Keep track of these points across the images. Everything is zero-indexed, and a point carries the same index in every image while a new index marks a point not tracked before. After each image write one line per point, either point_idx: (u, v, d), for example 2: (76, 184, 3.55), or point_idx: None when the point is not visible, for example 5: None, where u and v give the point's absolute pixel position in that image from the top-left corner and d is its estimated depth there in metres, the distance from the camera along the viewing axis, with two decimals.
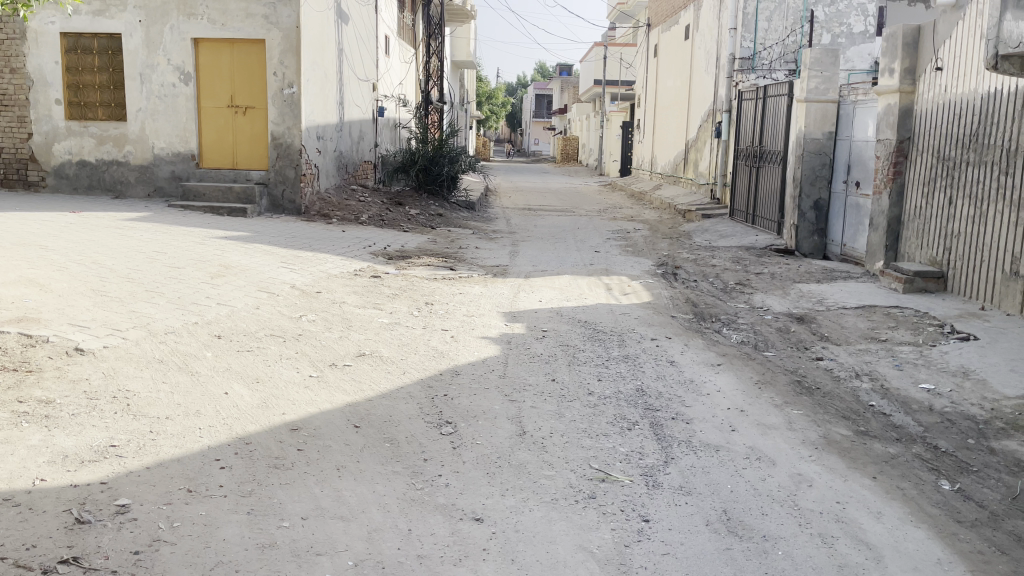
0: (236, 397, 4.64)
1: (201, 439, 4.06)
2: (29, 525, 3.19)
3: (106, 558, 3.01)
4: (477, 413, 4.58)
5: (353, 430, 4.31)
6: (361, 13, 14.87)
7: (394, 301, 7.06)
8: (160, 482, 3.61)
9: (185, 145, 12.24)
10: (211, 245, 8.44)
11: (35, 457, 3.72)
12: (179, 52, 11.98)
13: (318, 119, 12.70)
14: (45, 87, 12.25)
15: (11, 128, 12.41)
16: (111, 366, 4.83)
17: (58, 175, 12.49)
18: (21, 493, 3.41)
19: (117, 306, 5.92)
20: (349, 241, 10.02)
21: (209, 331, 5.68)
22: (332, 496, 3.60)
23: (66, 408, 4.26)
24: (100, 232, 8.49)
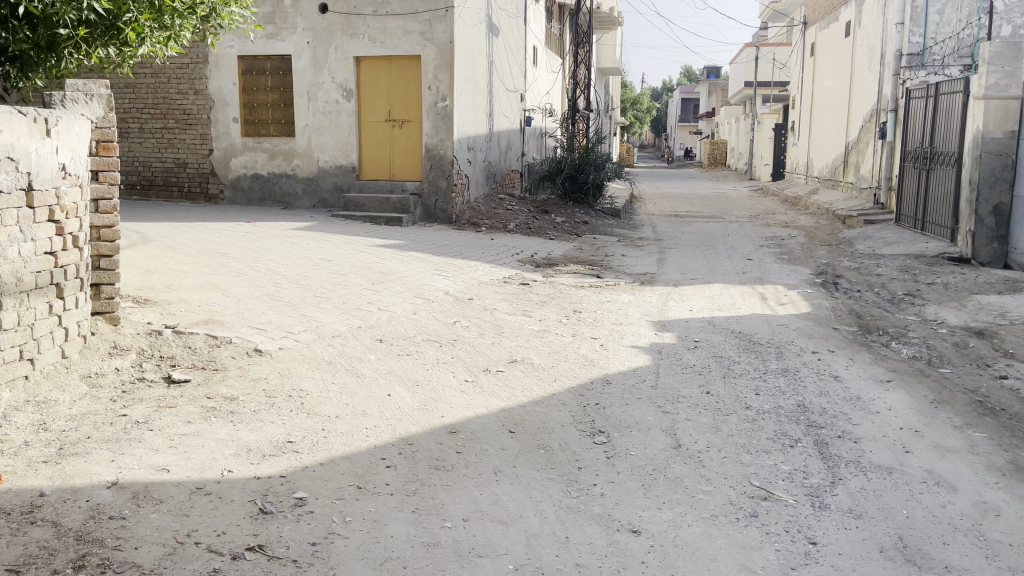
0: (398, 399, 4.85)
1: (368, 438, 4.28)
2: (219, 513, 3.47)
3: (287, 548, 3.23)
4: (630, 423, 4.56)
5: (508, 435, 4.40)
6: (511, 25, 15.20)
7: (543, 309, 7.14)
8: (333, 477, 3.83)
9: (347, 158, 12.94)
10: (371, 253, 8.87)
11: (223, 450, 4.05)
12: (343, 70, 12.70)
13: (469, 130, 13.08)
14: (223, 107, 13.27)
15: (195, 145, 13.51)
16: (285, 367, 5.17)
17: (234, 188, 13.53)
18: (212, 482, 3.72)
19: (289, 310, 6.35)
20: (497, 249, 10.23)
21: (371, 335, 5.98)
22: (490, 500, 3.68)
23: (248, 405, 4.60)
24: (272, 240, 9.15)
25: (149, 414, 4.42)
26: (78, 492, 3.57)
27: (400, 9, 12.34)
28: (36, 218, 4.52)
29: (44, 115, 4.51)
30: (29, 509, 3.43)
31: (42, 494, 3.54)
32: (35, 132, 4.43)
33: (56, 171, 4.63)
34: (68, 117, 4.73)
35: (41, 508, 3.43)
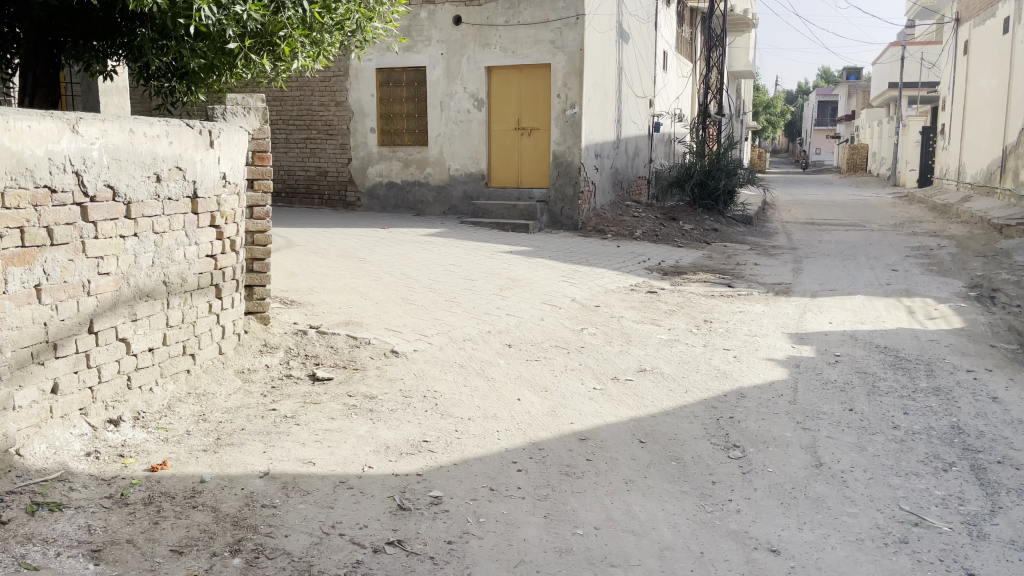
0: (528, 404, 4.90)
1: (499, 441, 4.35)
2: (361, 507, 3.63)
3: (425, 544, 3.33)
4: (767, 439, 4.41)
5: (638, 445, 4.36)
6: (641, 31, 15.09)
7: (673, 318, 7.03)
8: (466, 478, 3.92)
9: (476, 166, 13.22)
10: (499, 259, 9.01)
11: (364, 446, 4.22)
12: (475, 80, 13.00)
13: (597, 137, 13.09)
14: (362, 117, 13.86)
15: (335, 154, 14.18)
16: (419, 369, 5.34)
17: (370, 196, 14.10)
18: (353, 477, 3.89)
19: (422, 313, 6.55)
20: (624, 256, 10.15)
21: (501, 340, 6.07)
22: (622, 509, 3.66)
23: (386, 404, 4.79)
24: (406, 246, 9.47)
25: (296, 410, 4.68)
26: (233, 480, 3.82)
27: (531, 19, 12.51)
28: (199, 223, 4.88)
29: (209, 127, 4.87)
30: (190, 493, 3.70)
31: (202, 480, 3.81)
32: (200, 143, 4.80)
33: (218, 180, 4.99)
34: (229, 129, 5.08)
35: (202, 494, 3.70)
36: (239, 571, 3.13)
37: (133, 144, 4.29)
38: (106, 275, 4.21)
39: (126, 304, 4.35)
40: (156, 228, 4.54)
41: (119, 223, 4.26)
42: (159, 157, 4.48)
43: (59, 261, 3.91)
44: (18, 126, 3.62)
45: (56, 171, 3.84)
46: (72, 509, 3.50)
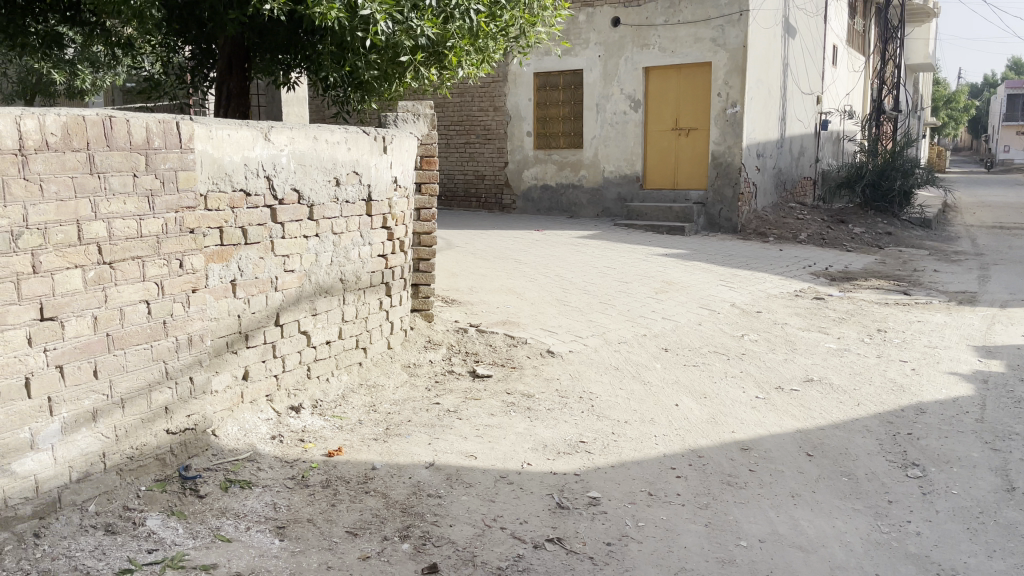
0: (686, 410, 4.81)
1: (657, 446, 4.30)
2: (521, 503, 3.70)
3: (584, 544, 3.35)
4: (950, 458, 4.10)
5: (805, 458, 4.17)
6: (809, 25, 14.41)
7: (841, 326, 6.67)
8: (625, 481, 3.91)
9: (632, 168, 13.12)
10: (655, 262, 8.90)
11: (522, 443, 4.31)
12: (632, 81, 12.91)
13: (759, 136, 12.63)
14: (519, 122, 14.12)
15: (493, 158, 14.54)
16: (576, 369, 5.38)
17: (525, 198, 14.36)
18: (513, 473, 3.98)
19: (577, 314, 6.59)
20: (787, 260, 9.73)
21: (657, 344, 6.00)
22: (788, 523, 3.52)
23: (544, 403, 4.86)
24: (561, 248, 9.55)
25: (457, 404, 4.84)
26: (401, 469, 4.01)
27: (691, 17, 12.26)
28: (373, 224, 5.16)
29: (383, 133, 5.13)
30: (363, 479, 3.92)
31: (373, 467, 4.03)
32: (374, 149, 5.07)
33: (389, 183, 5.26)
34: (401, 135, 5.33)
35: (373, 480, 3.91)
36: (408, 555, 3.28)
37: (316, 151, 4.60)
38: (291, 272, 4.55)
39: (307, 300, 4.68)
40: (335, 229, 4.84)
41: (303, 224, 4.58)
42: (338, 162, 4.78)
43: (251, 259, 4.27)
44: (219, 135, 3.98)
45: (251, 176, 4.19)
46: (260, 487, 3.81)
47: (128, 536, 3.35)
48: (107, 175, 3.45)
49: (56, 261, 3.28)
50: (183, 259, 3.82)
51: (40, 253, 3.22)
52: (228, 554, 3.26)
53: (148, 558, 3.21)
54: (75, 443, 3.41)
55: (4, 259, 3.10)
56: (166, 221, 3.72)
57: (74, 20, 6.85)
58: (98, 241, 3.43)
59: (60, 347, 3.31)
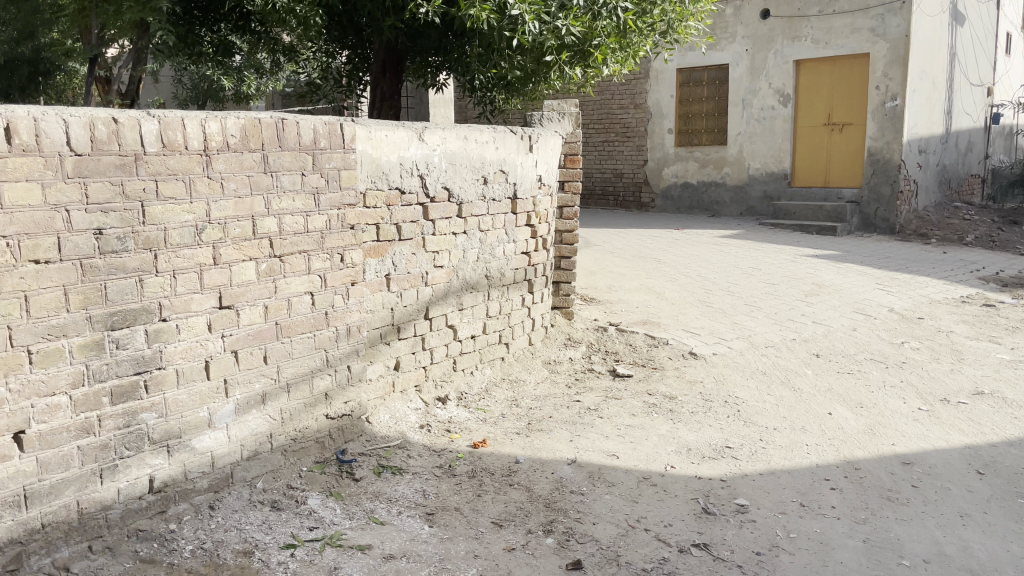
0: (839, 419, 4.59)
1: (809, 456, 4.12)
2: (665, 505, 3.65)
3: (732, 552, 3.27)
4: None
5: (974, 476, 3.88)
6: (981, 10, 13.35)
7: (1016, 336, 6.13)
8: (774, 490, 3.77)
9: (779, 165, 12.63)
10: (803, 263, 8.52)
11: (665, 445, 4.24)
12: (781, 75, 12.43)
13: (921, 131, 11.84)
14: (660, 119, 13.92)
15: (632, 155, 14.41)
16: (721, 372, 5.24)
17: (664, 196, 14.13)
18: (657, 475, 3.93)
19: (721, 316, 6.42)
20: (952, 264, 9.05)
21: (807, 349, 5.75)
22: (957, 545, 3.28)
23: (687, 405, 4.77)
24: (703, 248, 9.33)
25: (599, 403, 4.83)
26: (545, 464, 4.05)
27: (847, 6, 11.64)
28: (518, 222, 5.24)
29: (529, 133, 5.20)
30: (508, 472, 3.99)
31: (517, 461, 4.10)
32: (521, 148, 5.14)
33: (534, 181, 5.32)
34: (546, 134, 5.38)
35: (517, 474, 3.97)
36: (552, 550, 3.31)
37: (466, 150, 4.72)
38: (440, 267, 4.69)
39: (454, 294, 4.82)
40: (482, 226, 4.95)
41: (452, 222, 4.71)
42: (486, 161, 4.89)
43: (404, 254, 4.44)
44: (378, 136, 4.15)
45: (405, 174, 4.36)
46: (410, 474, 3.97)
47: (291, 513, 3.58)
48: (278, 174, 3.68)
49: (234, 254, 3.55)
50: (344, 253, 4.03)
51: (221, 246, 3.49)
52: (382, 537, 3.42)
53: (309, 535, 3.43)
54: (246, 423, 3.67)
55: (191, 250, 3.38)
56: (329, 217, 3.94)
57: (245, 29, 7.38)
58: (269, 235, 3.67)
59: (235, 333, 3.58)
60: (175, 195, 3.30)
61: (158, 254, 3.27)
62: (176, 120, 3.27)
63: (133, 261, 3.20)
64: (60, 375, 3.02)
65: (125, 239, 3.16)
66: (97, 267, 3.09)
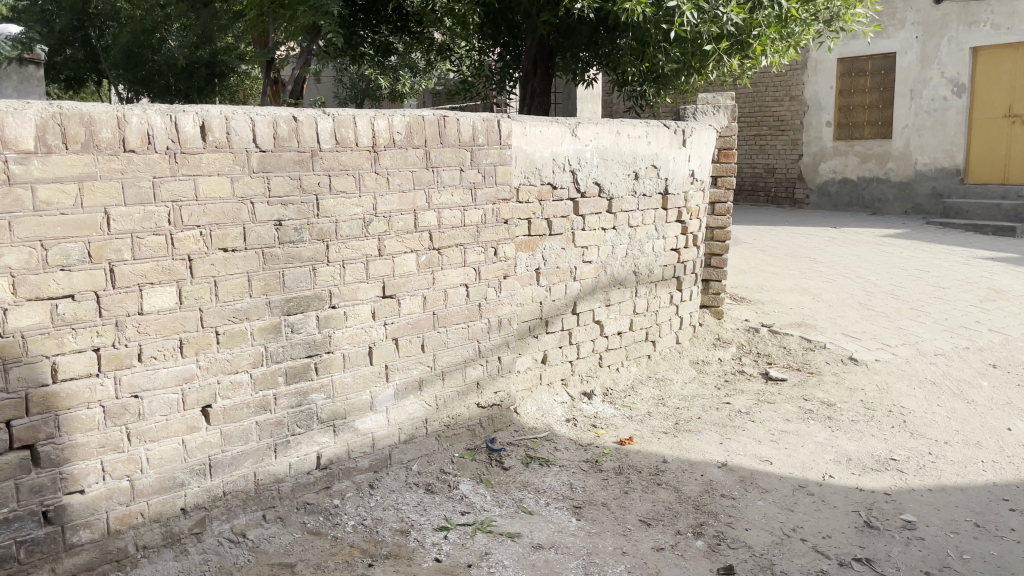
0: (1022, 435, 4.22)
1: (985, 474, 3.82)
2: (823, 516, 3.50)
3: (898, 570, 3.09)
4: None
5: None
6: None
7: None
8: (945, 507, 3.53)
9: (950, 160, 11.75)
10: (978, 266, 7.89)
11: (823, 454, 4.06)
12: (956, 64, 11.57)
13: None
14: (817, 111, 13.29)
15: (786, 150, 13.85)
16: (883, 380, 4.95)
17: (820, 193, 13.50)
18: (813, 483, 3.77)
19: (883, 320, 6.06)
20: None
21: (982, 359, 5.32)
22: None
23: (846, 413, 4.54)
24: (863, 247, 8.85)
25: (750, 406, 4.69)
26: (694, 465, 3.98)
27: None
28: (668, 218, 5.16)
29: (682, 127, 5.11)
30: (655, 471, 3.95)
31: (664, 460, 4.05)
32: (673, 143, 5.06)
33: (686, 177, 5.22)
34: (699, 128, 5.26)
35: (665, 473, 3.93)
36: (703, 553, 3.26)
37: (619, 145, 4.70)
38: (589, 263, 4.70)
39: (603, 290, 4.82)
40: (632, 221, 4.92)
41: (602, 217, 4.71)
42: (639, 156, 4.84)
43: (555, 249, 4.48)
44: (532, 132, 4.20)
45: (558, 170, 4.39)
46: (557, 467, 4.01)
47: (444, 496, 3.72)
48: (439, 170, 3.81)
49: (397, 246, 3.71)
50: (497, 247, 4.11)
51: (385, 238, 3.66)
52: (531, 526, 3.49)
53: (461, 519, 3.55)
54: (403, 408, 3.84)
55: (358, 242, 3.57)
56: (484, 212, 4.03)
57: (404, 29, 7.69)
58: (429, 229, 3.81)
59: (396, 321, 3.75)
60: (346, 190, 3.49)
61: (330, 245, 3.47)
62: (348, 118, 3.45)
63: (308, 251, 3.41)
64: (244, 354, 3.27)
65: (301, 230, 3.37)
66: (277, 255, 3.31)
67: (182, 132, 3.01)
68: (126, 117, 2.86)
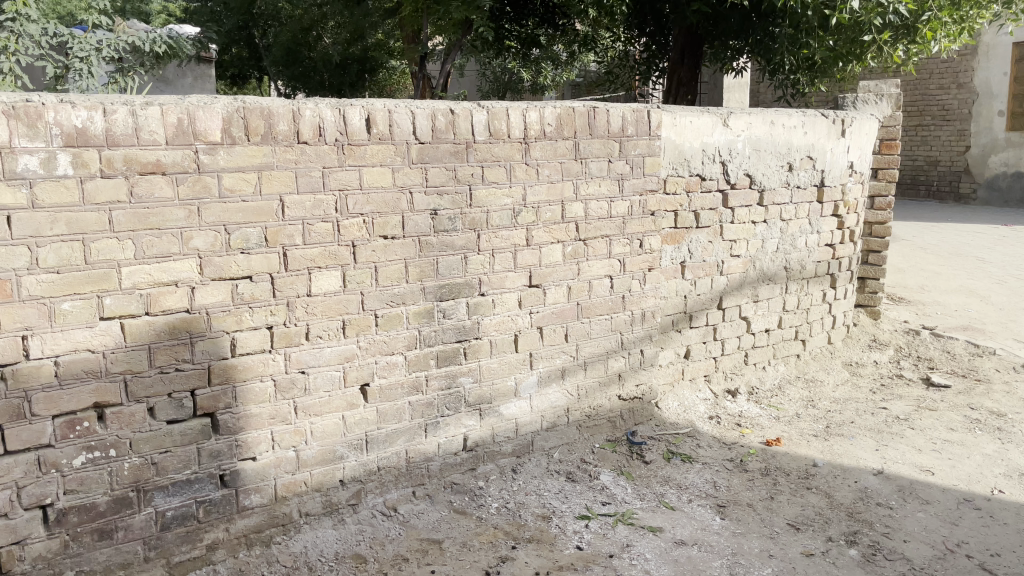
0: None
1: None
2: (992, 533, 3.27)
3: None
4: None
5: None
6: None
7: None
8: None
9: None
10: None
11: (992, 467, 3.79)
12: None
13: None
14: (989, 99, 12.32)
15: (950, 141, 12.95)
16: None
17: (989, 187, 12.52)
18: (981, 498, 3.53)
19: None
20: None
21: None
22: None
23: (1019, 425, 4.21)
24: None
25: (909, 412, 4.44)
26: (846, 471, 3.81)
27: None
28: (823, 211, 4.95)
29: (841, 116, 4.87)
30: (805, 475, 3.82)
31: (814, 464, 3.90)
32: (831, 133, 4.85)
33: (844, 169, 4.98)
34: (861, 117, 5.01)
35: (815, 477, 3.78)
36: (856, 562, 3.11)
37: (772, 135, 4.55)
38: (737, 257, 4.58)
39: (751, 286, 4.68)
40: (784, 215, 4.75)
41: (752, 210, 4.57)
42: (794, 147, 4.67)
43: (701, 242, 4.39)
44: (683, 122, 4.14)
45: (708, 161, 4.30)
46: (700, 464, 3.96)
47: (585, 485, 3.75)
48: (587, 161, 3.82)
49: (544, 236, 3.76)
50: (643, 239, 4.08)
51: (533, 228, 3.71)
52: (673, 522, 3.45)
53: (603, 509, 3.57)
54: (547, 396, 3.89)
55: (507, 231, 3.64)
56: (631, 203, 4.00)
57: (549, 23, 7.81)
58: (576, 220, 3.83)
59: (541, 311, 3.80)
60: (497, 180, 3.57)
61: (481, 234, 3.57)
62: (502, 110, 3.52)
63: (460, 240, 3.51)
64: (399, 337, 3.42)
65: (455, 219, 3.48)
66: (432, 243, 3.44)
67: (349, 124, 3.17)
68: (300, 111, 3.04)
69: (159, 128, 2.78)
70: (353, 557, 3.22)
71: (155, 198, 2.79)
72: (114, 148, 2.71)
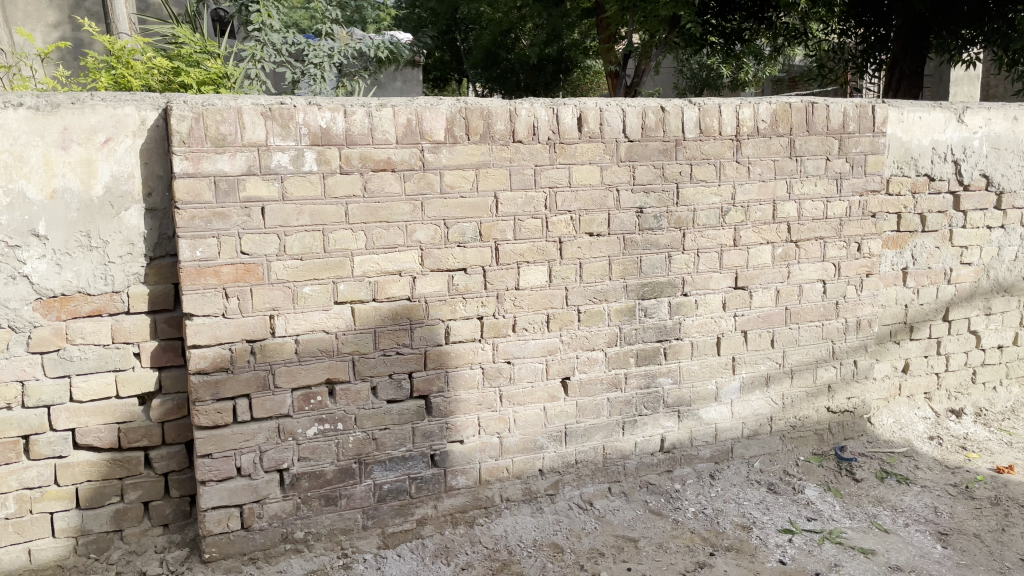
0: None
1: None
2: None
3: None
4: None
5: None
6: None
7: None
8: None
9: None
10: None
11: None
12: None
13: None
14: None
15: None
16: None
17: None
18: None
19: None
20: None
21: None
22: None
23: None
24: None
25: None
26: None
27: None
28: None
29: None
30: None
31: None
32: None
33: None
34: None
35: None
36: None
37: (1015, 132, 4.12)
38: (968, 265, 4.22)
39: (982, 297, 4.30)
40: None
41: (988, 214, 4.19)
42: None
43: (927, 248, 4.07)
44: (911, 118, 3.85)
45: (938, 160, 3.98)
46: (918, 486, 3.69)
47: (789, 498, 3.60)
48: (803, 158, 3.65)
49: (753, 237, 3.63)
50: (862, 243, 3.84)
51: (742, 228, 3.60)
52: (887, 545, 3.24)
53: (808, 525, 3.41)
54: (749, 403, 3.77)
55: (715, 231, 3.56)
56: (850, 204, 3.78)
57: (756, 17, 7.79)
58: (788, 220, 3.68)
59: (747, 314, 3.69)
60: (706, 178, 3.50)
61: (687, 233, 3.51)
62: (714, 107, 3.45)
63: (665, 238, 3.49)
64: (600, 333, 3.45)
65: (661, 218, 3.46)
66: (637, 241, 3.44)
67: (562, 123, 3.24)
68: (516, 110, 3.15)
69: (391, 128, 2.99)
70: (550, 546, 3.28)
71: (385, 193, 3.00)
72: (351, 147, 2.94)
